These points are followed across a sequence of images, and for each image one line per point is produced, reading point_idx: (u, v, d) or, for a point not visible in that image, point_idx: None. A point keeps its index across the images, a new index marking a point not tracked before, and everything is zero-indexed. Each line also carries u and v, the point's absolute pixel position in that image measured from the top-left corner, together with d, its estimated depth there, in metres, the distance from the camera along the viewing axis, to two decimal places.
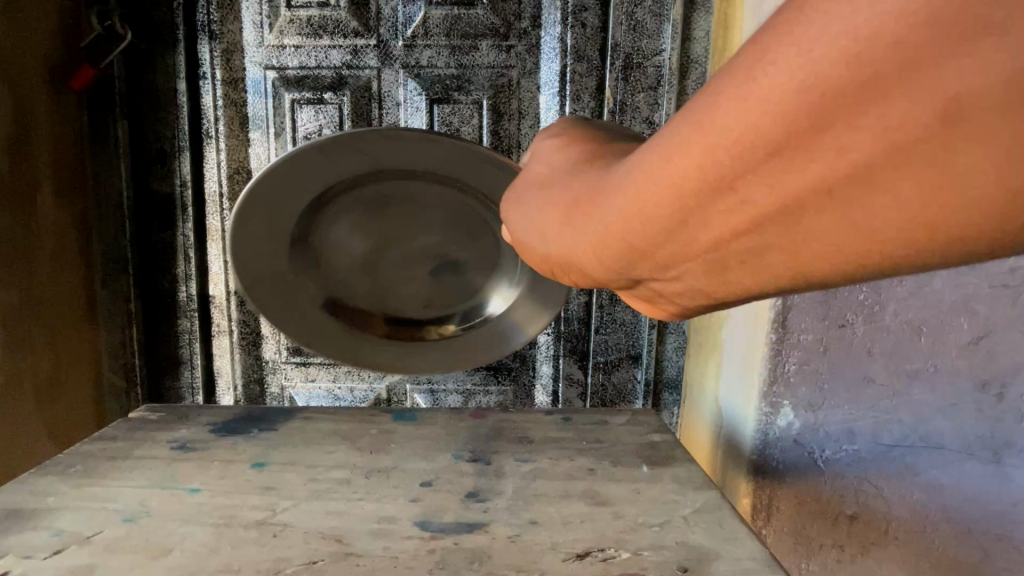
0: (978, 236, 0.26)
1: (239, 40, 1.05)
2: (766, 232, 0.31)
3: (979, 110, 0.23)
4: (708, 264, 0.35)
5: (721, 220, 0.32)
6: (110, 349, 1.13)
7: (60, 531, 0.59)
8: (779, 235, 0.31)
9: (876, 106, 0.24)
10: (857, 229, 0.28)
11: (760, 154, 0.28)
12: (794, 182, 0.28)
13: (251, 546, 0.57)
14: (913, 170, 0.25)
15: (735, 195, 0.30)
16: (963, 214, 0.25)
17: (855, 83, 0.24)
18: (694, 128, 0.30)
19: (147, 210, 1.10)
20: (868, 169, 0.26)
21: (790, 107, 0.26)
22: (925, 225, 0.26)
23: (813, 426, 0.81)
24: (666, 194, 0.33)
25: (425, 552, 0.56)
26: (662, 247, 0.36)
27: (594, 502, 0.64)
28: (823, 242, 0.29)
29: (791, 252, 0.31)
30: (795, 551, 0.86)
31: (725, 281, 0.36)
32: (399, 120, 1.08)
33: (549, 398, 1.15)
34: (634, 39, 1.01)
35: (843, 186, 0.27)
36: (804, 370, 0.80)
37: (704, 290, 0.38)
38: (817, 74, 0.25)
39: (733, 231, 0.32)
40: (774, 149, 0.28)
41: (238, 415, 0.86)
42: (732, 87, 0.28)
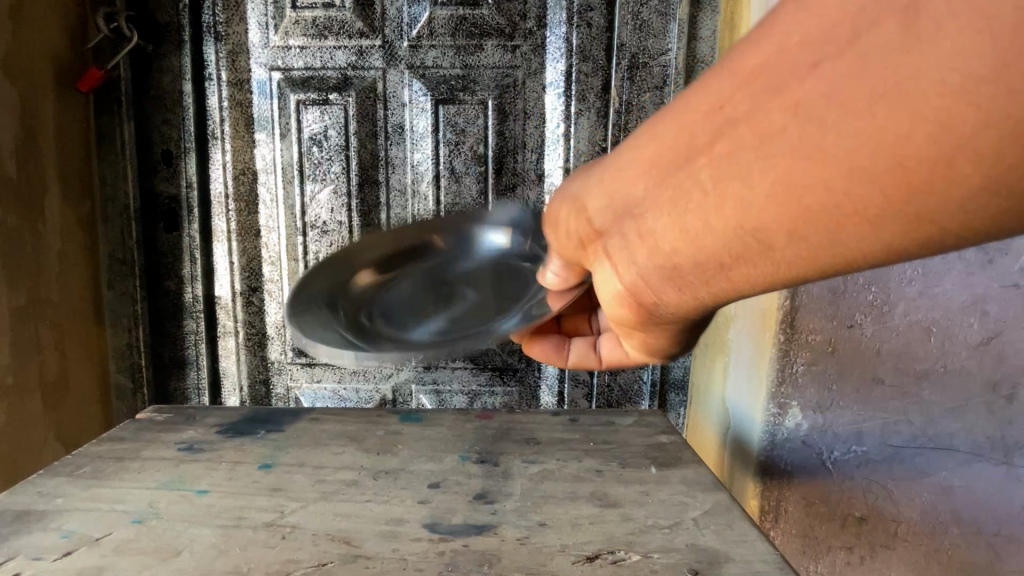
0: (950, 186, 0.26)
1: (245, 41, 1.06)
2: (749, 177, 0.32)
3: (951, 41, 0.24)
4: (676, 201, 0.36)
5: (712, 162, 0.33)
6: (116, 350, 1.13)
7: (70, 532, 0.59)
8: (760, 179, 0.32)
9: (862, 43, 0.27)
10: (833, 169, 0.29)
11: (758, 94, 0.31)
12: (771, 104, 0.30)
13: (261, 547, 0.56)
14: (889, 105, 0.26)
15: (729, 136, 0.32)
16: (937, 157, 0.26)
17: (848, 24, 0.27)
18: (709, 78, 0.33)
19: (154, 211, 1.10)
20: (848, 104, 0.27)
21: (790, 50, 0.29)
22: (896, 170, 0.27)
23: (821, 427, 0.81)
24: (672, 138, 0.35)
25: (434, 554, 0.55)
26: (654, 194, 0.37)
27: (603, 504, 0.64)
28: (800, 185, 0.30)
29: (768, 198, 0.32)
30: (804, 553, 0.85)
31: (700, 244, 0.36)
32: (404, 121, 1.08)
33: (554, 399, 1.15)
34: (640, 39, 1.01)
35: (822, 121, 0.28)
36: (812, 371, 0.79)
37: (681, 257, 0.38)
38: (818, 20, 0.28)
39: (720, 175, 0.33)
40: (771, 88, 0.30)
41: (244, 416, 0.86)
42: (750, 42, 0.32)
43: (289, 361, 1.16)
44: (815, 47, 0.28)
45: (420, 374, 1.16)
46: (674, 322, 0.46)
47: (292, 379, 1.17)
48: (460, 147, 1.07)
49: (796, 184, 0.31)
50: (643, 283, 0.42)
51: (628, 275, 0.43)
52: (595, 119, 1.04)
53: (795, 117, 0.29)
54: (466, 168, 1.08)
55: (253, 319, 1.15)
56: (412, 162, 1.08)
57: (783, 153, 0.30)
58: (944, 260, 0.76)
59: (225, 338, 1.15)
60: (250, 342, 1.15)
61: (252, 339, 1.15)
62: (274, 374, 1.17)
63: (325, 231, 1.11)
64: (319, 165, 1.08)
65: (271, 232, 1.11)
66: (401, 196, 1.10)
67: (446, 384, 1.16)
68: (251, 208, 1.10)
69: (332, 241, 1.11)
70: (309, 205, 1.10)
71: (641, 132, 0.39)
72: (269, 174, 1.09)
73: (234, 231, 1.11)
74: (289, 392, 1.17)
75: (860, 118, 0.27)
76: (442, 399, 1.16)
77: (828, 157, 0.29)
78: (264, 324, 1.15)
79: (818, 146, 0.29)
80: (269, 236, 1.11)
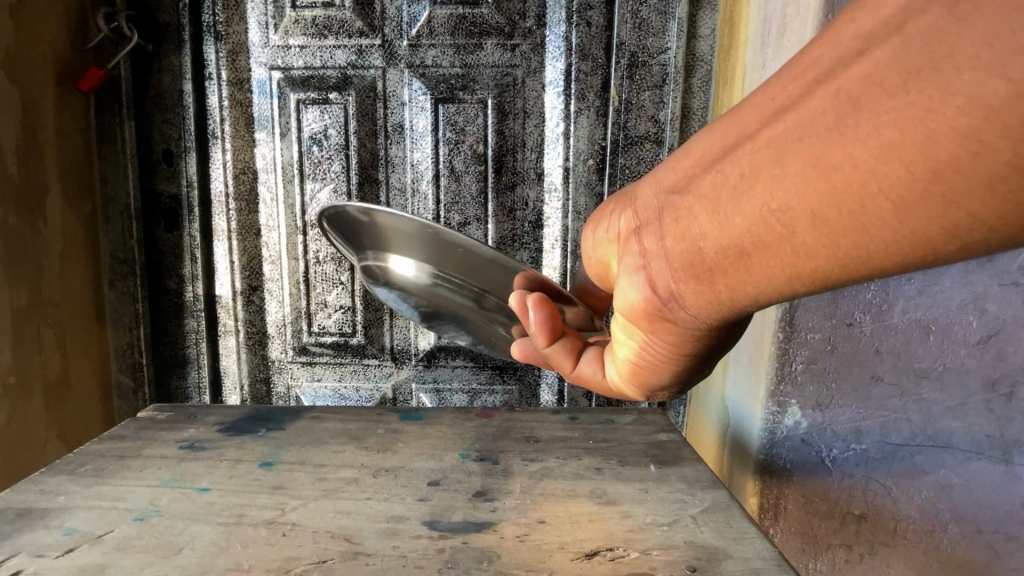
0: (989, 167, 0.24)
1: (244, 41, 1.06)
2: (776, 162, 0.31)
3: (993, 13, 0.23)
4: (709, 190, 0.35)
5: (750, 146, 0.33)
6: (117, 349, 1.13)
7: (72, 530, 0.59)
8: (786, 164, 0.30)
9: (913, 25, 0.26)
10: (863, 153, 0.27)
11: (806, 82, 0.30)
12: (817, 88, 0.29)
13: (261, 545, 0.57)
14: (927, 84, 0.25)
15: (770, 120, 0.32)
16: (975, 135, 0.24)
17: (903, 8, 0.26)
18: (771, 74, 0.33)
19: (154, 210, 1.11)
20: (887, 85, 0.26)
21: (844, 38, 0.29)
22: (927, 154, 0.25)
23: (820, 425, 0.84)
24: (720, 130, 0.35)
25: (434, 552, 0.56)
26: (686, 185, 0.37)
27: (602, 502, 0.64)
28: (824, 168, 0.29)
29: (793, 184, 0.30)
30: (804, 550, 0.88)
31: (717, 236, 0.35)
32: (404, 120, 1.08)
33: (554, 398, 1.15)
34: (639, 38, 1.00)
35: (858, 100, 0.27)
36: (811, 370, 0.84)
37: (698, 251, 0.36)
38: (878, 9, 0.28)
39: (752, 159, 0.32)
40: (821, 75, 0.29)
41: (245, 415, 0.86)
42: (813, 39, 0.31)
43: (289, 360, 1.16)
44: (872, 33, 0.27)
45: (420, 373, 1.16)
46: (686, 336, 0.43)
47: (292, 377, 1.17)
48: (460, 146, 1.07)
49: (828, 166, 0.29)
50: (659, 279, 0.41)
51: (645, 270, 0.41)
52: (595, 118, 1.04)
53: (837, 102, 0.28)
54: (465, 167, 1.08)
55: (253, 318, 1.15)
56: (412, 161, 1.09)
57: (820, 134, 0.29)
58: None
59: (226, 337, 1.15)
60: (250, 341, 1.15)
61: (252, 338, 1.15)
62: (274, 372, 1.17)
63: None
64: (319, 164, 1.09)
65: (271, 231, 1.12)
66: (401, 195, 1.10)
67: (446, 383, 1.16)
68: (251, 207, 1.11)
69: None
70: (310, 204, 1.10)
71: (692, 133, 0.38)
72: (269, 174, 1.09)
73: (234, 230, 1.11)
74: (290, 391, 1.18)
75: (904, 94, 0.26)
76: (442, 398, 1.17)
77: (861, 134, 0.27)
78: (264, 323, 1.15)
79: (853, 126, 0.28)
80: (269, 235, 1.12)
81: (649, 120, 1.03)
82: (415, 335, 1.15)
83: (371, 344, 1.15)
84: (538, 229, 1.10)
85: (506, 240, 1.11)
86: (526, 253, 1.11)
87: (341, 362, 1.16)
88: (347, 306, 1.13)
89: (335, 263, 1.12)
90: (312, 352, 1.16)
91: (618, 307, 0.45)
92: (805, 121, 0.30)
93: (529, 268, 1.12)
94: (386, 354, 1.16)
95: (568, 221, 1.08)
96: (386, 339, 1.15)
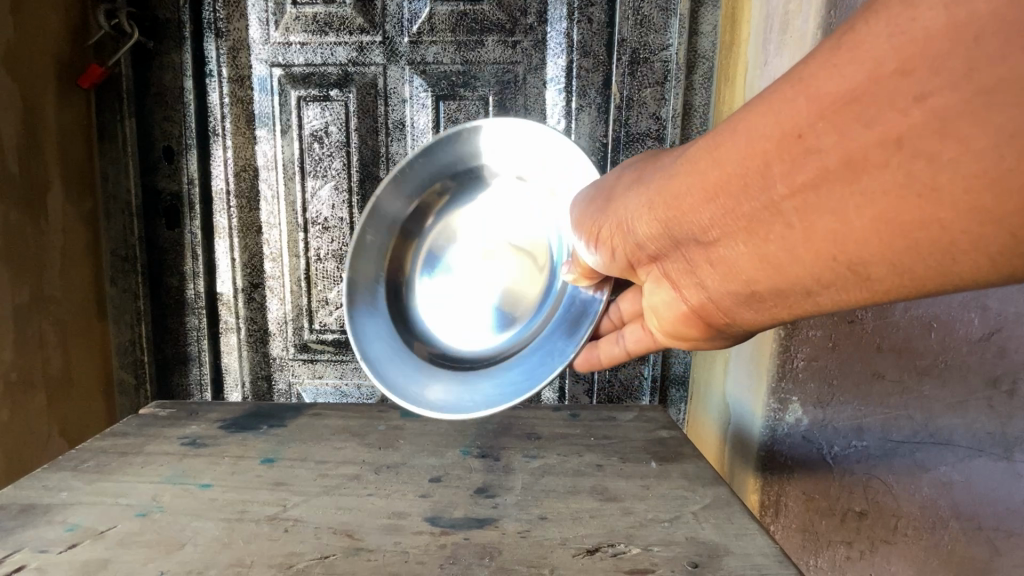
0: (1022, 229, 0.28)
1: (245, 37, 1.06)
2: (821, 196, 0.34)
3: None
4: (752, 228, 0.39)
5: (786, 182, 0.35)
6: (119, 346, 1.14)
7: (75, 526, 0.59)
8: (830, 203, 0.34)
9: (945, 80, 0.28)
10: (903, 202, 0.31)
11: (834, 116, 0.32)
12: (854, 134, 0.31)
13: (263, 540, 0.57)
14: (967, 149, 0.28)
15: (805, 150, 0.34)
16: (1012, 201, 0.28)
17: (934, 57, 0.28)
18: (788, 90, 0.34)
19: (155, 208, 1.11)
20: (923, 141, 0.29)
21: (874, 74, 0.30)
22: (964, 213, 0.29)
23: (821, 422, 0.81)
24: (746, 154, 0.37)
25: (435, 547, 0.56)
26: (723, 210, 0.40)
27: (603, 498, 0.64)
28: (867, 214, 0.33)
29: (836, 224, 0.34)
30: (804, 547, 0.85)
31: (770, 263, 0.40)
32: (404, 117, 1.07)
33: (555, 395, 1.15)
34: (640, 34, 1.00)
35: (899, 151, 0.30)
36: (812, 366, 0.79)
37: (752, 272, 0.42)
38: (905, 46, 0.29)
39: (792, 192, 0.36)
40: (851, 111, 0.31)
41: (247, 412, 0.86)
42: (832, 53, 0.32)
43: (291, 357, 1.16)
44: (914, 80, 0.29)
45: None
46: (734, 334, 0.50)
47: (293, 374, 1.17)
48: None
49: (888, 219, 0.32)
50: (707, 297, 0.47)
51: (695, 291, 0.48)
52: (596, 115, 1.04)
53: (889, 148, 0.30)
54: None
55: (255, 315, 1.15)
56: None
57: (864, 185, 0.32)
58: None
59: (227, 334, 1.15)
60: (251, 339, 1.16)
61: (253, 335, 1.15)
62: (276, 369, 1.17)
63: (326, 227, 1.11)
64: (320, 161, 1.09)
65: (272, 229, 1.12)
66: None
67: None
68: (252, 204, 1.11)
69: (332, 237, 1.11)
70: (311, 201, 1.10)
71: (707, 147, 0.40)
72: (270, 171, 1.09)
73: (235, 228, 1.11)
74: (291, 388, 1.18)
75: (966, 156, 0.28)
76: None
77: (907, 190, 0.30)
78: (266, 320, 1.15)
79: (901, 183, 0.31)
80: (270, 232, 1.12)
81: (650, 117, 1.03)
82: None
83: None
84: None
85: None
86: None
87: (343, 359, 1.16)
88: None
89: (337, 261, 1.12)
90: (313, 349, 1.16)
91: (667, 315, 0.53)
92: (853, 165, 0.32)
93: None
94: None
95: None
96: None
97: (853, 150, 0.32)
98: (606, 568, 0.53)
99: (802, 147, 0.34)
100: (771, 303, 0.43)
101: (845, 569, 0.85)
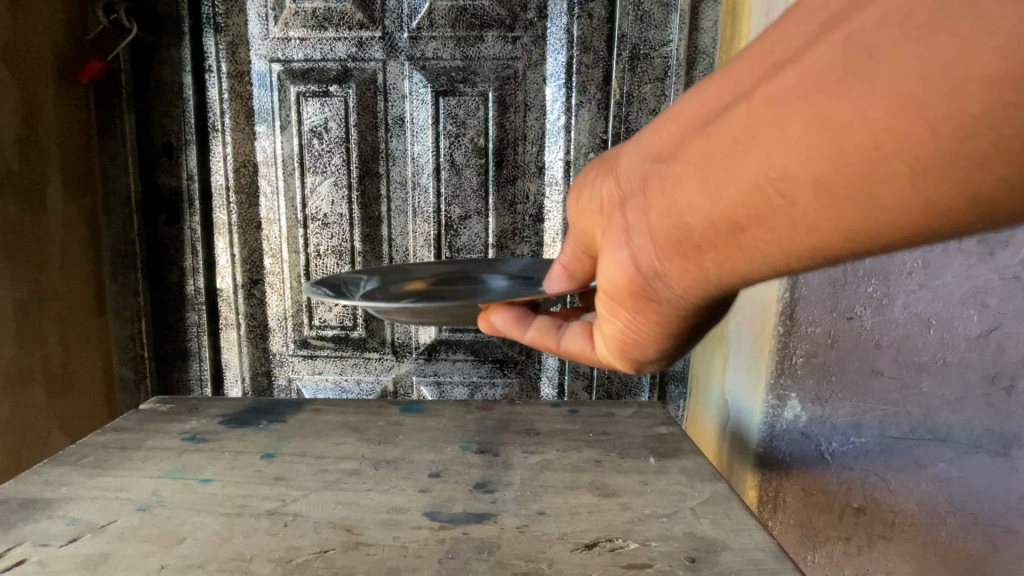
0: (981, 116, 0.26)
1: (244, 32, 1.05)
2: (782, 108, 0.33)
3: None
4: (710, 152, 0.36)
5: (754, 100, 0.34)
6: (119, 342, 1.14)
7: (75, 520, 0.59)
8: (790, 115, 0.32)
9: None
10: (862, 101, 0.29)
11: (810, 36, 0.32)
12: (822, 45, 0.31)
13: (263, 535, 0.57)
14: (929, 35, 0.27)
15: (778, 70, 0.33)
16: (970, 90, 0.26)
17: None
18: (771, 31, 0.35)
19: (155, 203, 1.11)
20: (887, 37, 0.28)
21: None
22: (922, 106, 0.28)
23: (820, 418, 0.81)
24: (723, 87, 0.37)
25: (434, 542, 0.56)
26: (691, 139, 0.38)
27: (602, 494, 0.64)
28: (824, 120, 0.31)
29: (790, 139, 0.32)
30: (802, 542, 0.86)
31: (718, 193, 0.36)
32: (404, 113, 1.07)
33: (554, 391, 1.15)
34: (641, 30, 1.00)
35: (862, 49, 0.29)
36: (810, 363, 0.80)
37: (699, 209, 0.38)
38: None
39: (757, 108, 0.34)
40: (824, 29, 0.32)
41: (246, 407, 0.86)
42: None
43: (291, 353, 1.17)
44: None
45: (420, 366, 1.17)
46: (668, 310, 0.46)
47: (293, 371, 1.18)
48: (461, 140, 1.07)
49: (845, 119, 0.30)
50: (648, 253, 0.43)
51: (636, 243, 0.43)
52: (596, 111, 1.04)
53: (852, 45, 0.30)
54: (466, 160, 1.07)
55: (255, 311, 1.15)
56: (413, 154, 1.08)
57: (828, 88, 0.31)
58: (944, 253, 0.76)
59: (227, 330, 1.15)
60: (251, 335, 1.16)
61: (254, 331, 1.16)
62: (276, 365, 1.17)
63: (326, 223, 1.11)
64: (319, 157, 1.08)
65: (272, 225, 1.12)
66: (401, 188, 1.10)
67: (447, 376, 1.17)
68: (251, 200, 1.11)
69: (332, 233, 1.11)
70: (310, 197, 1.10)
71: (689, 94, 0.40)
72: (270, 167, 1.09)
73: (235, 224, 1.11)
74: (291, 384, 1.18)
75: (932, 48, 0.27)
76: (442, 390, 1.17)
77: (870, 87, 0.29)
78: (266, 316, 1.15)
79: (864, 79, 0.29)
80: (270, 228, 1.12)
81: (650, 113, 1.03)
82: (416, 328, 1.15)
83: (372, 338, 1.16)
84: (538, 223, 1.10)
85: (507, 234, 1.11)
86: (527, 247, 1.11)
87: (343, 355, 1.16)
88: None
89: (337, 257, 1.12)
90: (313, 345, 1.16)
91: (608, 281, 0.47)
92: (818, 71, 0.31)
93: None
94: (387, 348, 1.16)
95: None
96: (386, 332, 1.15)
97: (822, 55, 0.31)
98: (604, 563, 0.54)
99: (777, 58, 0.34)
100: (713, 253, 0.39)
101: (843, 564, 0.85)
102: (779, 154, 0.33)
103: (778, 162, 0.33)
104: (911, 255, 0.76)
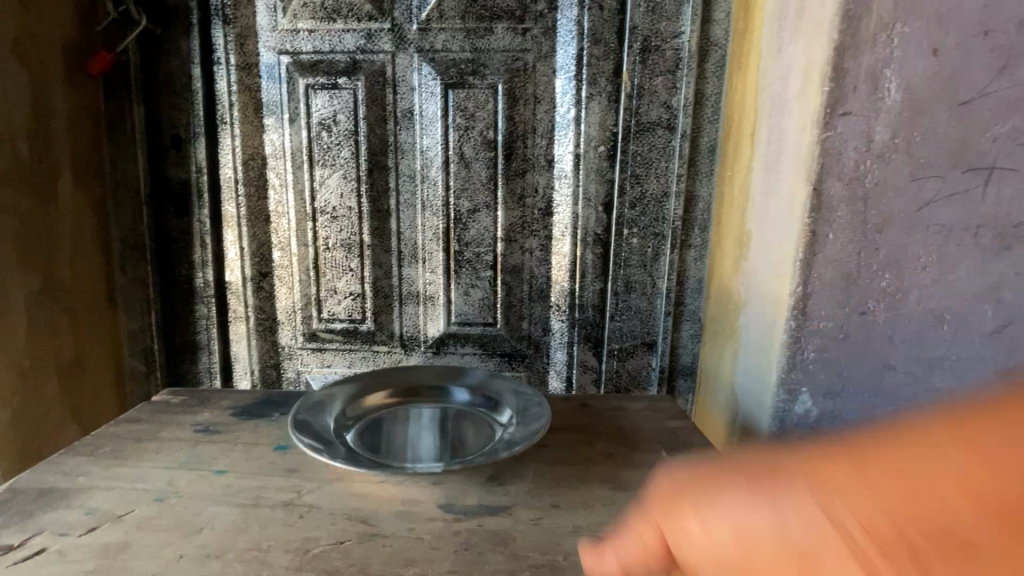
0: None
1: (253, 24, 1.05)
2: (842, 512, 0.32)
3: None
4: (775, 502, 0.35)
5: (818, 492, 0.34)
6: (130, 335, 1.14)
7: (92, 510, 0.60)
8: (855, 503, 0.31)
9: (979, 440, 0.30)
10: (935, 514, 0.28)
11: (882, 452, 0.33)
12: (888, 470, 0.32)
13: (279, 525, 0.57)
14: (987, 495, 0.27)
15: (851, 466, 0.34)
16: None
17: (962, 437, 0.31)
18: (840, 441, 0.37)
19: (164, 196, 1.11)
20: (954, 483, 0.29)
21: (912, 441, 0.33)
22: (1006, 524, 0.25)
23: (831, 413, 0.81)
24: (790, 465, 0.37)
25: (449, 533, 0.56)
26: (744, 499, 0.37)
27: (615, 487, 0.64)
28: (892, 506, 0.30)
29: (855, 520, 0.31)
30: None
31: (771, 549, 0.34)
32: (413, 105, 1.07)
33: (562, 385, 1.15)
34: (652, 21, 0.99)
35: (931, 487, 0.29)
36: (823, 357, 0.79)
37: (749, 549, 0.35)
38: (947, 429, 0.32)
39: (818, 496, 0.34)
40: (895, 450, 0.33)
41: (258, 400, 0.87)
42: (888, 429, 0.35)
43: (299, 346, 1.17)
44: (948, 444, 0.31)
45: (429, 360, 1.17)
46: None
47: (302, 363, 1.18)
48: (470, 132, 1.06)
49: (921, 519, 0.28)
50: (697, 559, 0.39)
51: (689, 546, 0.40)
52: (606, 104, 1.03)
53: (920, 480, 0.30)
54: (475, 153, 1.07)
55: (264, 304, 1.15)
56: (422, 147, 1.08)
57: (902, 474, 0.31)
58: (960, 247, 0.75)
59: (236, 323, 1.16)
60: (260, 327, 1.16)
61: (263, 324, 1.16)
62: (285, 358, 1.18)
63: (334, 216, 1.11)
64: (328, 150, 1.08)
65: (281, 218, 1.12)
66: (410, 181, 1.09)
67: None
68: (260, 192, 1.11)
69: (341, 226, 1.11)
70: (319, 190, 1.10)
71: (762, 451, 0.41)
72: (278, 160, 1.09)
73: (244, 216, 1.11)
74: (300, 376, 1.18)
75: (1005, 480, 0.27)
76: None
77: (943, 476, 0.29)
78: (275, 309, 1.16)
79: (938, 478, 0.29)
80: (279, 221, 1.12)
81: (661, 106, 1.02)
82: (424, 321, 1.15)
83: (380, 331, 1.16)
84: (547, 216, 1.09)
85: (516, 227, 1.10)
86: (536, 240, 1.11)
87: (352, 347, 1.17)
88: (357, 292, 1.14)
89: (345, 250, 1.12)
90: (321, 338, 1.16)
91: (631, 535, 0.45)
92: (872, 474, 0.32)
93: (538, 255, 1.11)
94: (395, 341, 1.16)
95: (577, 208, 1.07)
96: (395, 326, 1.15)
97: (894, 473, 0.31)
98: None
99: (845, 460, 0.35)
100: None
101: None
102: (849, 509, 0.32)
103: (844, 522, 0.31)
104: (926, 249, 0.75)
